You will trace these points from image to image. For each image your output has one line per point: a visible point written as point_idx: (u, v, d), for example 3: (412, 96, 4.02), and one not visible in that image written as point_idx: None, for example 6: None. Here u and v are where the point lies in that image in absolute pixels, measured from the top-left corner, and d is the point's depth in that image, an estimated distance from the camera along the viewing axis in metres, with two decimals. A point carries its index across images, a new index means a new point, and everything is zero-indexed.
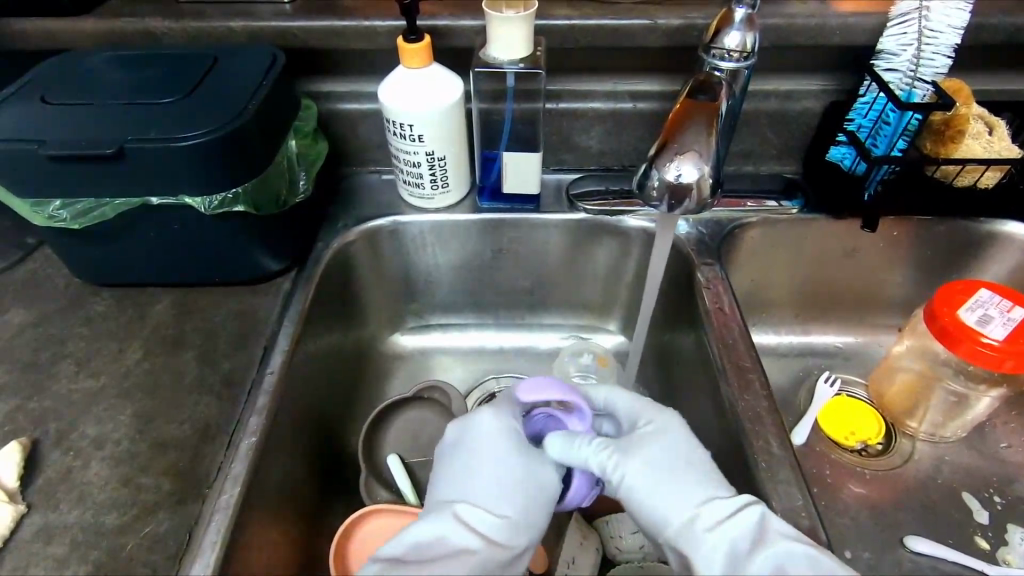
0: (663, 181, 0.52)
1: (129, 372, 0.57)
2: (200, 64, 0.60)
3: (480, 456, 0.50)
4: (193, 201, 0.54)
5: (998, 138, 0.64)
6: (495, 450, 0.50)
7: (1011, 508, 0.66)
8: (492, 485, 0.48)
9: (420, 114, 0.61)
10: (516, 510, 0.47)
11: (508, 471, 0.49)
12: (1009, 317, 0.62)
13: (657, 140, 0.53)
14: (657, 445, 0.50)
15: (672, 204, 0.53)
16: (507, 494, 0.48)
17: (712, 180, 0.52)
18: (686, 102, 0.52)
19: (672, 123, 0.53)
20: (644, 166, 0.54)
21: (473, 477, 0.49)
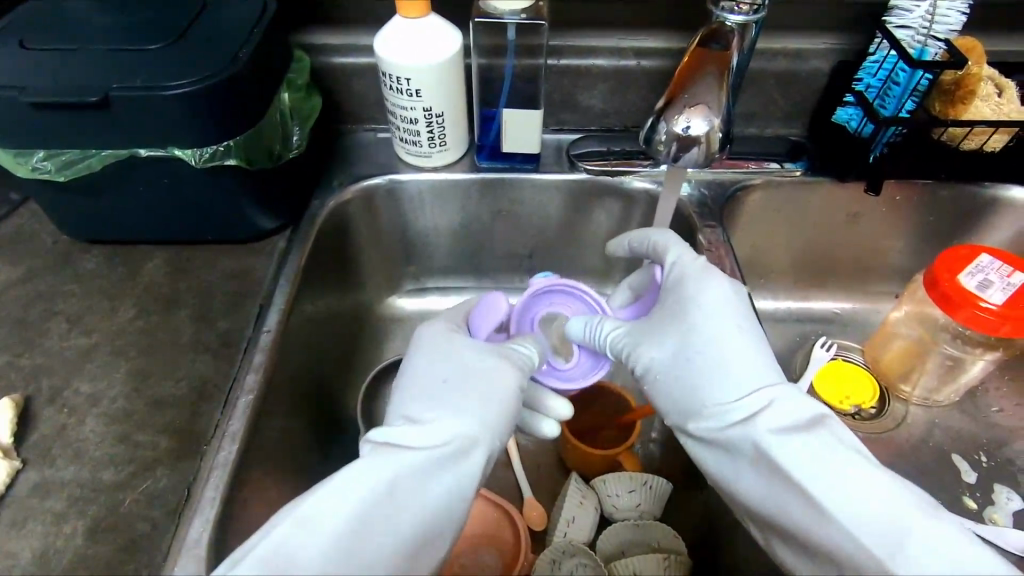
0: (671, 132, 0.51)
1: (123, 330, 0.56)
2: (187, 9, 0.57)
3: (450, 364, 0.50)
4: (184, 153, 0.52)
5: (1007, 100, 0.63)
6: (476, 363, 0.50)
7: (999, 470, 0.68)
8: (461, 393, 0.47)
9: (417, 66, 0.59)
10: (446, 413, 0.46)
11: (443, 377, 0.49)
12: (1009, 282, 0.62)
13: (664, 94, 0.53)
14: (696, 308, 0.50)
15: (679, 156, 0.52)
16: (468, 398, 0.47)
17: (721, 134, 0.51)
18: (697, 51, 0.51)
19: (680, 75, 0.52)
20: (650, 120, 0.53)
21: (450, 386, 0.48)
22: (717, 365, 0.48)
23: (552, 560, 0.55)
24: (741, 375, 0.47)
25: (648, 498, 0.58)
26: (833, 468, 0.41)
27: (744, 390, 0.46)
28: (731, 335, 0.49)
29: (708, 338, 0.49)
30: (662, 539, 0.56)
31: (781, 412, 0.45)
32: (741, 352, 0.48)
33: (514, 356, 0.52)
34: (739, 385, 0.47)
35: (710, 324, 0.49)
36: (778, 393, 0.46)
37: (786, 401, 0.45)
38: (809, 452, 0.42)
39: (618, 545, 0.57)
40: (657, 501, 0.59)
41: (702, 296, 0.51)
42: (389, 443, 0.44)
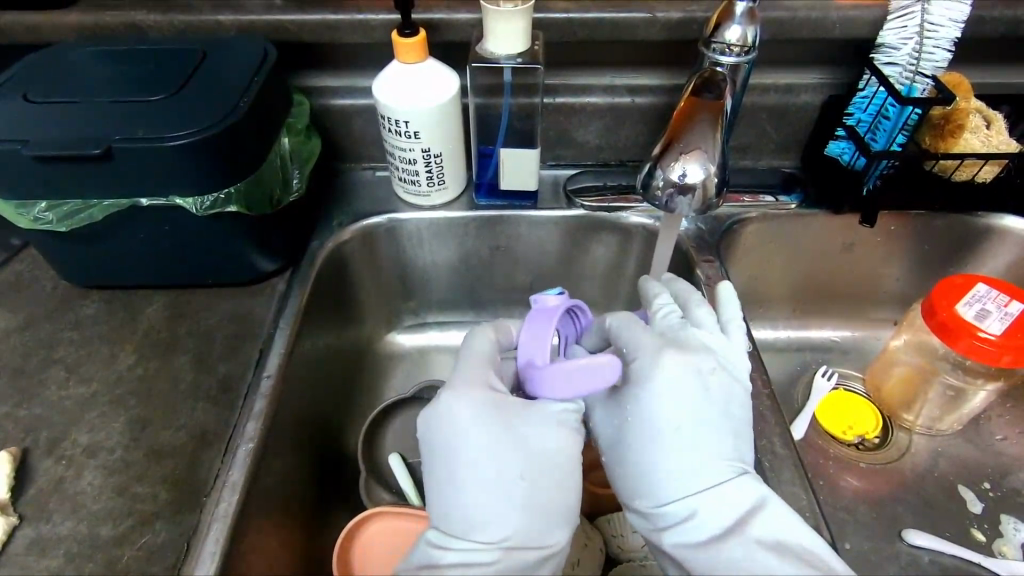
0: (667, 180, 0.52)
1: (122, 377, 0.56)
2: (188, 60, 0.58)
3: (503, 450, 0.44)
4: (184, 202, 0.53)
5: (996, 132, 0.64)
6: (528, 439, 0.46)
7: (1006, 500, 0.67)
8: (531, 481, 0.44)
9: (416, 110, 0.59)
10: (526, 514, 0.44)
11: (509, 471, 0.44)
12: (1007, 312, 0.63)
13: (660, 139, 0.53)
14: (643, 397, 0.48)
15: (676, 203, 0.53)
16: (539, 486, 0.45)
17: (718, 180, 0.52)
18: (692, 98, 0.52)
19: (676, 121, 0.52)
20: (647, 165, 0.54)
21: (512, 473, 0.44)
22: (657, 463, 0.47)
23: None
24: (680, 472, 0.46)
25: None
26: None
27: (683, 488, 0.46)
28: (683, 424, 0.47)
29: (650, 433, 0.47)
30: None
31: (716, 515, 0.44)
32: (686, 442, 0.46)
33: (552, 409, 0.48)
34: (673, 482, 0.46)
35: (661, 410, 0.47)
36: (718, 492, 0.45)
37: (723, 498, 0.45)
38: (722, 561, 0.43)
39: None
40: None
41: (650, 383, 0.48)
42: (463, 533, 0.43)
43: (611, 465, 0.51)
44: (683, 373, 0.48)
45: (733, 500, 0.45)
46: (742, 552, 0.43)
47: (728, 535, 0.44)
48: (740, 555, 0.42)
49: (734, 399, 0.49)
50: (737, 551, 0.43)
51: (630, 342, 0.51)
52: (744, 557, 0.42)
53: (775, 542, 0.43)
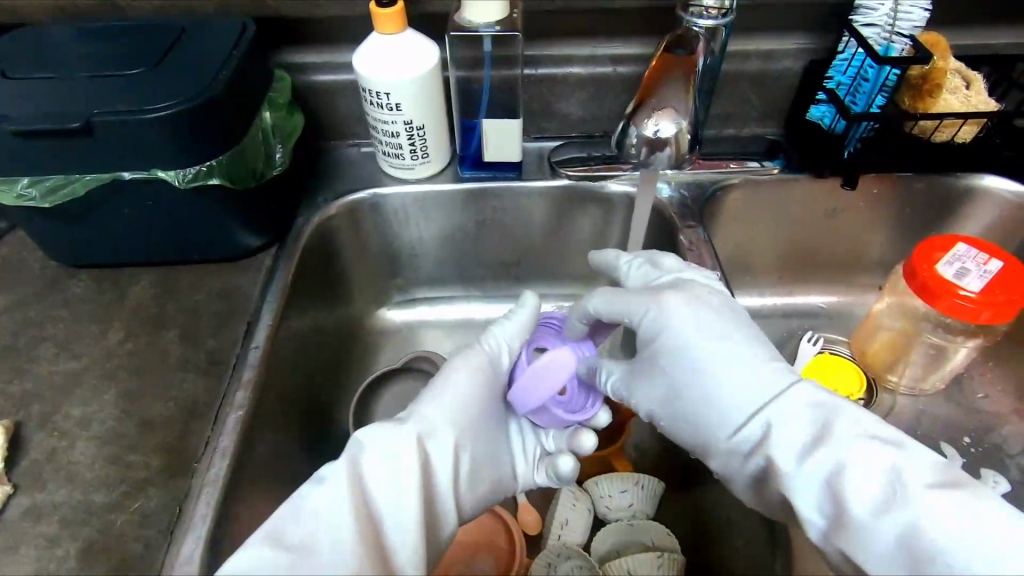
0: (641, 138, 0.52)
1: (112, 352, 0.56)
2: (167, 35, 0.58)
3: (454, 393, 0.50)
4: (166, 174, 0.53)
5: (976, 92, 0.64)
6: (450, 382, 0.51)
7: (986, 455, 0.69)
8: (438, 416, 0.48)
9: (396, 82, 0.60)
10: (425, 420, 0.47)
11: (458, 403, 0.50)
12: (986, 270, 0.63)
13: (634, 97, 0.53)
14: (676, 342, 0.49)
15: (649, 160, 0.53)
16: (435, 408, 0.49)
17: (689, 135, 0.53)
18: (664, 57, 0.53)
19: (650, 78, 0.53)
20: (621, 123, 0.54)
21: (441, 401, 0.49)
22: (717, 392, 0.48)
23: (546, 564, 0.56)
24: (744, 392, 0.47)
25: (640, 497, 0.59)
26: (860, 482, 0.42)
27: (756, 416, 0.46)
28: (727, 350, 0.48)
29: (700, 369, 0.48)
30: (656, 538, 0.57)
31: (794, 432, 0.45)
32: (736, 366, 0.48)
33: (483, 352, 0.54)
34: (743, 407, 0.47)
35: (702, 343, 0.49)
36: (784, 408, 0.46)
37: (794, 410, 0.46)
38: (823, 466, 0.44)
39: (612, 546, 0.57)
40: (648, 501, 0.59)
41: (675, 327, 0.50)
42: (380, 450, 0.45)
43: (670, 416, 0.51)
44: (697, 310, 0.50)
45: (800, 410, 0.46)
46: (838, 454, 0.43)
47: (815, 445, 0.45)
48: (835, 462, 0.43)
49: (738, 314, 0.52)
50: (839, 460, 0.43)
51: (626, 310, 0.52)
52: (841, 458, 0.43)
53: (856, 429, 0.45)
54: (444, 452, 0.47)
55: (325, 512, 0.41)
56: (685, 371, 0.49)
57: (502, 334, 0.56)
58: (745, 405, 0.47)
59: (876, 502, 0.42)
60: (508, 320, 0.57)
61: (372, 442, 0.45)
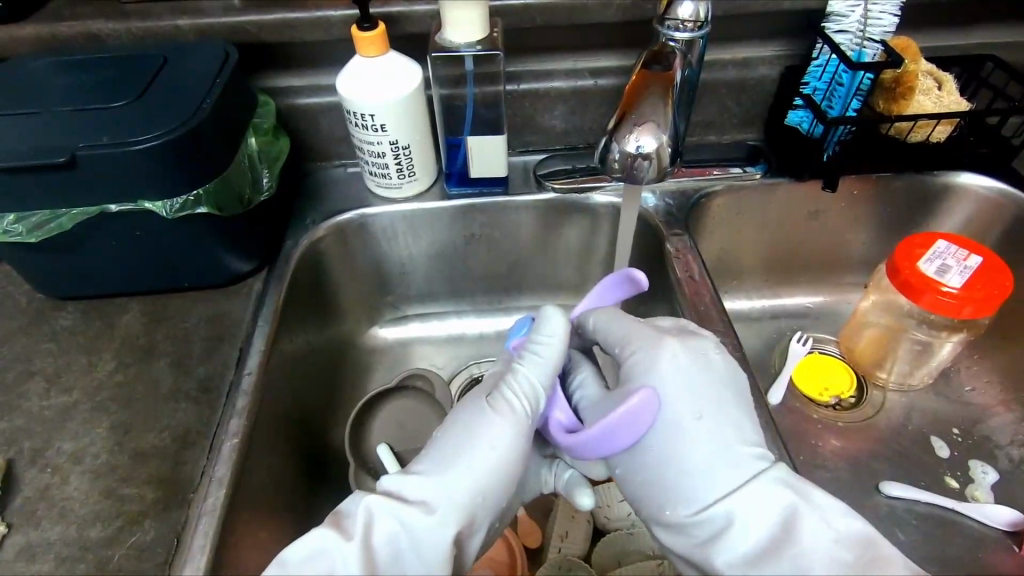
0: (623, 156, 0.53)
1: (103, 384, 0.56)
2: (149, 65, 0.58)
3: (492, 459, 0.45)
4: (153, 206, 0.53)
5: (947, 92, 0.66)
6: (488, 446, 0.46)
7: (975, 447, 0.70)
8: (474, 496, 0.44)
9: (379, 103, 0.61)
10: (455, 493, 0.44)
11: (498, 471, 0.45)
12: (966, 265, 0.65)
13: (615, 112, 0.54)
14: (654, 388, 0.46)
15: (635, 175, 0.54)
16: (473, 473, 0.45)
17: (670, 151, 0.54)
18: (642, 72, 0.53)
19: (629, 95, 0.53)
20: (603, 140, 0.54)
21: (478, 467, 0.45)
22: (678, 467, 0.44)
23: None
24: (714, 470, 0.44)
25: None
26: None
27: (717, 485, 0.44)
28: (704, 409, 0.46)
29: (675, 425, 0.45)
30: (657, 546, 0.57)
31: (758, 526, 0.42)
32: (708, 433, 0.45)
33: (520, 412, 0.48)
34: (706, 481, 0.44)
35: (676, 384, 0.46)
36: (755, 485, 0.43)
37: (761, 499, 0.43)
38: (779, 567, 0.41)
39: (611, 556, 0.57)
40: None
41: (658, 375, 0.47)
42: (398, 530, 0.43)
43: (622, 467, 0.47)
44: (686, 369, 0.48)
45: (771, 495, 0.43)
46: (799, 556, 0.41)
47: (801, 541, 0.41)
48: (794, 571, 0.41)
49: (738, 382, 0.49)
50: (817, 564, 0.41)
51: (628, 338, 0.51)
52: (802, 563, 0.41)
53: (829, 537, 0.41)
54: (476, 532, 0.45)
55: None
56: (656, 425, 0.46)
57: (535, 375, 0.50)
58: (707, 481, 0.44)
59: None
60: (536, 356, 0.51)
61: (389, 518, 0.43)
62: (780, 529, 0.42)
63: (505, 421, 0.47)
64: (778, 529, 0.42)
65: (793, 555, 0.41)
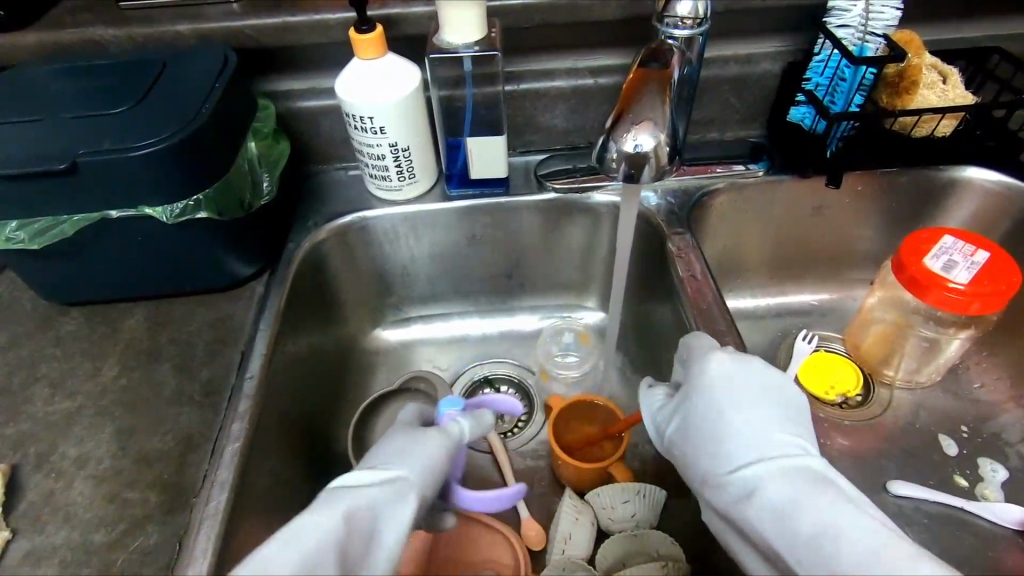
0: (620, 154, 0.52)
1: (107, 389, 0.56)
2: (149, 70, 0.58)
3: (432, 454, 0.48)
4: (154, 211, 0.54)
5: (952, 86, 0.66)
6: (424, 446, 0.48)
7: (984, 444, 0.69)
8: (418, 475, 0.45)
9: (377, 105, 0.61)
10: (402, 473, 0.45)
11: (435, 467, 0.47)
12: (973, 261, 0.64)
13: (612, 111, 0.53)
14: (706, 377, 0.50)
15: (633, 174, 0.53)
16: (416, 461, 0.46)
17: (668, 148, 0.53)
18: (639, 70, 0.52)
19: (626, 94, 0.53)
20: (601, 139, 0.54)
21: (414, 456, 0.47)
22: (722, 437, 0.47)
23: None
24: (756, 441, 0.46)
25: (642, 506, 0.59)
26: (849, 539, 0.38)
27: (753, 454, 0.45)
28: (751, 395, 0.48)
29: (718, 402, 0.48)
30: (661, 548, 0.56)
31: (790, 488, 0.42)
32: (754, 409, 0.48)
33: (449, 436, 0.51)
34: (747, 449, 0.46)
35: (726, 376, 0.49)
36: (790, 459, 0.44)
37: (799, 471, 0.43)
38: (807, 528, 0.40)
39: (616, 557, 0.57)
40: (651, 509, 0.59)
41: (710, 366, 0.50)
42: (353, 499, 0.42)
43: (679, 444, 0.51)
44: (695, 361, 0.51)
45: (807, 473, 0.43)
46: (826, 515, 0.40)
47: (805, 505, 0.41)
48: (819, 527, 0.39)
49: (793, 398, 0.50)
50: (846, 520, 0.39)
51: (692, 348, 0.54)
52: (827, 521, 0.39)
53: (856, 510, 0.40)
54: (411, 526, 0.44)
55: (300, 539, 0.39)
56: (705, 403, 0.49)
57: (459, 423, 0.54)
58: (746, 450, 0.46)
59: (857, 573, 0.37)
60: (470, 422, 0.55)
61: (346, 486, 0.43)
62: (812, 494, 0.42)
63: (438, 433, 0.50)
64: (810, 495, 0.42)
65: (820, 513, 0.40)
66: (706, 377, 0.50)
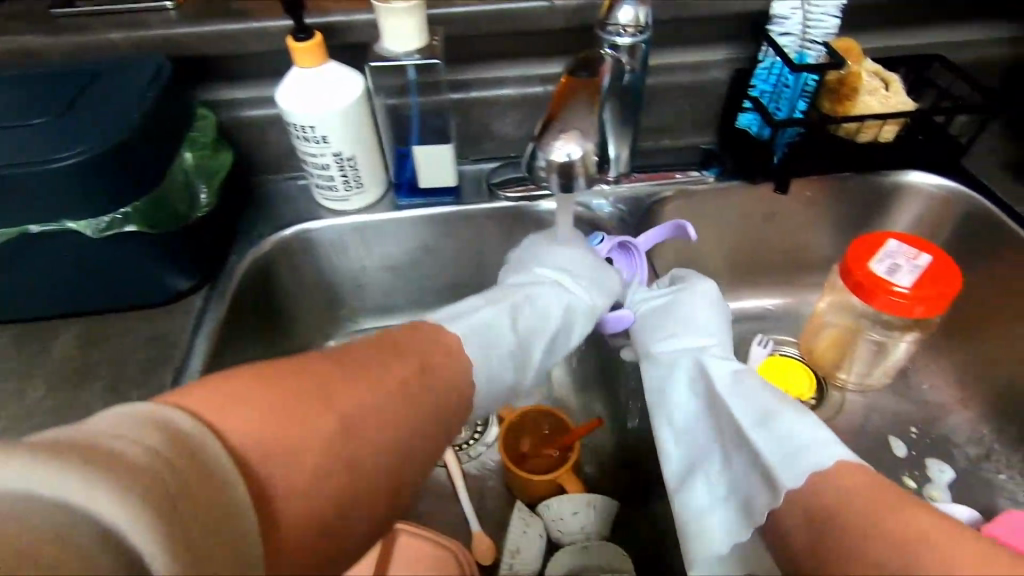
0: (550, 163, 0.49)
1: (32, 411, 0.54)
2: (78, 79, 0.56)
3: (557, 259, 0.61)
4: (79, 225, 0.52)
5: (894, 92, 0.66)
6: (537, 270, 0.61)
7: (932, 446, 0.70)
8: (526, 291, 0.58)
9: (318, 114, 0.60)
10: (508, 294, 0.58)
11: (536, 275, 0.60)
12: (916, 264, 0.65)
13: (541, 119, 0.51)
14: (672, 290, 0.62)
15: (563, 184, 0.50)
16: (501, 293, 0.58)
17: (596, 158, 0.51)
18: (569, 81, 0.51)
19: (555, 102, 0.51)
20: (530, 147, 0.51)
21: (513, 290, 0.58)
22: (674, 313, 0.60)
23: None
24: (705, 322, 0.59)
25: (593, 519, 0.58)
26: (791, 421, 0.47)
27: (698, 334, 0.58)
28: (713, 315, 0.59)
29: (675, 299, 0.60)
30: (610, 560, 0.56)
31: (745, 390, 0.51)
32: (709, 314, 0.59)
33: (526, 274, 0.61)
34: (700, 329, 0.58)
35: (685, 289, 0.61)
36: (720, 349, 0.57)
37: (755, 375, 0.53)
38: (754, 414, 0.49)
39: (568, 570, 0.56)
40: (601, 521, 0.58)
41: (684, 285, 0.62)
42: (453, 317, 0.53)
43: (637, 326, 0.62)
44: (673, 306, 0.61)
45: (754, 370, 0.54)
46: (774, 401, 0.50)
47: (776, 414, 0.48)
48: (762, 411, 0.49)
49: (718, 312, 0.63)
50: (779, 405, 0.49)
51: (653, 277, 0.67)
52: (767, 401, 0.50)
53: (771, 392, 0.51)
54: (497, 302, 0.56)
55: (470, 335, 0.51)
56: (647, 312, 0.62)
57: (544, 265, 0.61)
58: (686, 328, 0.58)
59: (780, 453, 0.46)
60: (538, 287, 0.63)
61: (445, 314, 0.54)
62: (742, 369, 0.54)
63: (552, 241, 0.63)
64: (740, 367, 0.54)
65: (755, 394, 0.51)
66: (658, 292, 0.63)
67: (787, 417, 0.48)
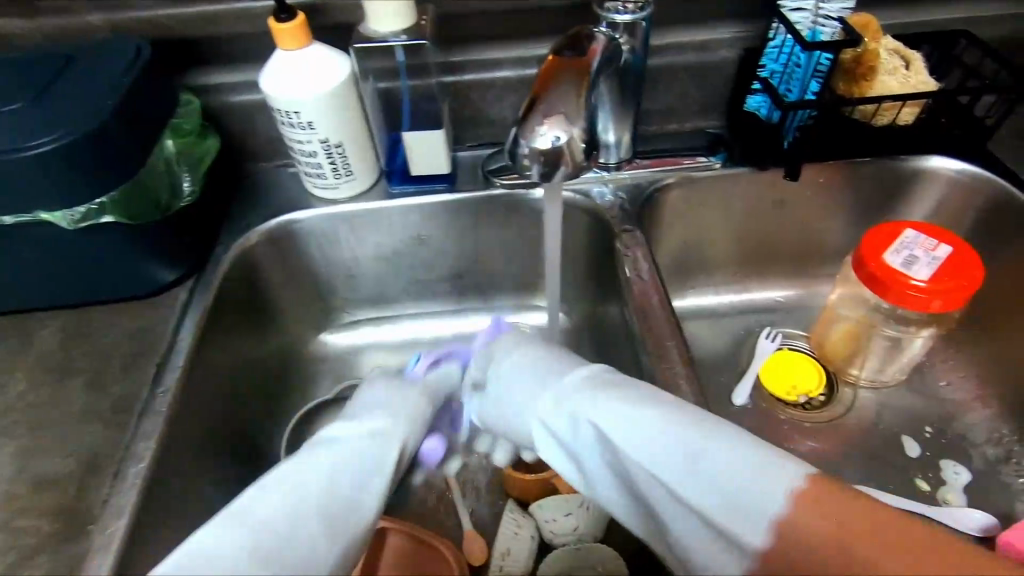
0: (533, 153, 0.45)
1: (12, 406, 0.53)
2: (53, 65, 0.55)
3: (354, 435, 0.52)
4: (51, 216, 0.51)
5: (915, 71, 0.62)
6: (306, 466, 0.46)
7: (949, 446, 0.66)
8: (354, 457, 0.49)
9: (303, 99, 0.57)
10: (290, 499, 0.43)
11: (324, 484, 0.45)
12: (935, 256, 0.61)
13: (524, 101, 0.46)
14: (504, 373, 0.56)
15: (547, 172, 0.46)
16: (309, 461, 0.47)
17: (585, 143, 0.46)
18: (556, 61, 0.47)
19: (540, 83, 0.46)
20: (512, 131, 0.46)
21: (328, 447, 0.49)
22: (560, 401, 0.49)
23: None
24: (604, 417, 0.45)
25: (586, 519, 0.56)
26: (720, 462, 0.39)
27: (585, 394, 0.48)
28: (580, 401, 0.48)
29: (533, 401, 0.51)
30: (604, 562, 0.54)
31: (660, 440, 0.42)
32: (598, 397, 0.47)
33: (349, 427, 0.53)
34: (581, 399, 0.48)
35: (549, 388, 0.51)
36: (622, 408, 0.45)
37: (663, 410, 0.44)
38: (672, 455, 0.41)
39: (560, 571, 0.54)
40: (595, 521, 0.56)
41: (507, 353, 0.58)
42: (252, 495, 0.43)
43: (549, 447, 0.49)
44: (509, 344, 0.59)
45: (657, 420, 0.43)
46: (725, 467, 0.39)
47: (675, 478, 0.41)
48: (707, 496, 0.39)
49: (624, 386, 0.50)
50: (697, 471, 0.40)
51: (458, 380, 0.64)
52: (673, 446, 0.41)
53: (652, 445, 0.42)
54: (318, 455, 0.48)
55: (271, 527, 0.41)
56: (554, 423, 0.49)
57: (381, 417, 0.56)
58: (565, 400, 0.49)
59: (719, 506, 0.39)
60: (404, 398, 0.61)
61: (269, 492, 0.43)
62: (641, 402, 0.45)
63: (347, 426, 0.53)
64: (650, 410, 0.44)
65: (674, 446, 0.41)
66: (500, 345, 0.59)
67: (721, 471, 0.39)
